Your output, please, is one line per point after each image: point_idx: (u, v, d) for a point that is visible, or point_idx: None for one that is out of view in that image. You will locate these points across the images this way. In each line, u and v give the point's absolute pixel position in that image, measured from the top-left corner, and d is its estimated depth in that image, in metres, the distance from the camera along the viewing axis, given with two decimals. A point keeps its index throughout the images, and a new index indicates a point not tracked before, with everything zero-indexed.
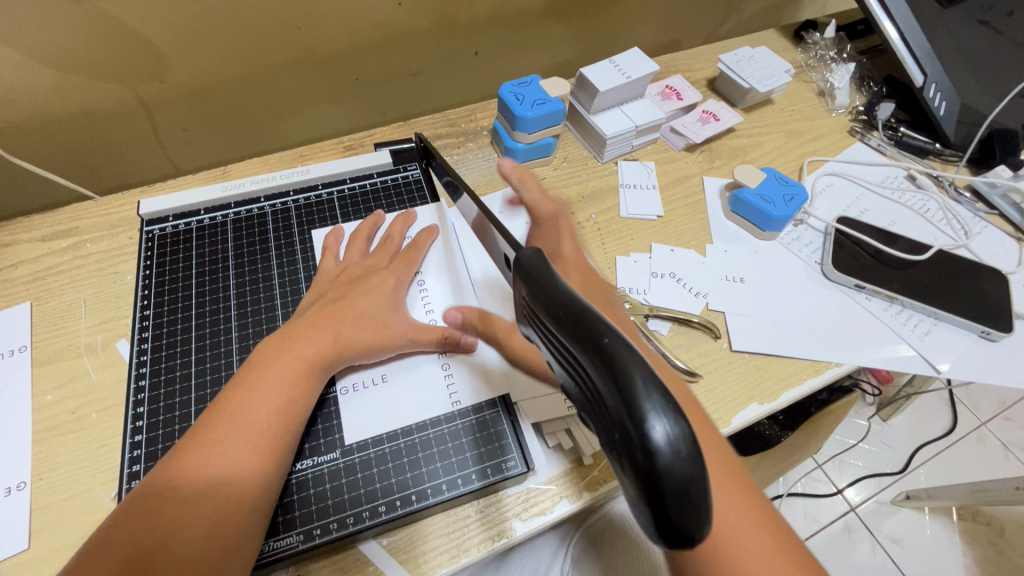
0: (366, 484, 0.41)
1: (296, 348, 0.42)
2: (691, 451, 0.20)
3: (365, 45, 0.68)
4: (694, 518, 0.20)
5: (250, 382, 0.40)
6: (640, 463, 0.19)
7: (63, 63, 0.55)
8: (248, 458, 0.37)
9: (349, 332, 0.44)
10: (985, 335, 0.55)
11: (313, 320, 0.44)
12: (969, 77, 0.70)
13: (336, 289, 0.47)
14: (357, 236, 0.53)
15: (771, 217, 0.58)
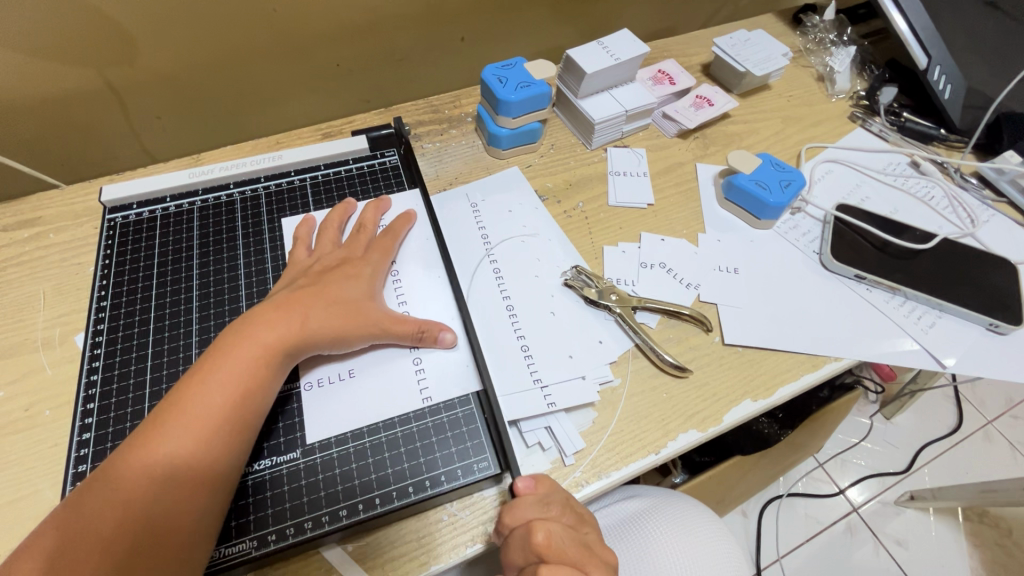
0: (327, 486, 0.39)
1: (259, 336, 0.39)
2: None
3: (345, 30, 0.66)
4: None
5: (207, 372, 0.37)
6: None
7: (24, 44, 0.53)
8: (200, 454, 0.35)
9: (316, 320, 0.41)
10: (993, 329, 0.52)
11: (278, 306, 0.41)
12: (975, 59, 0.67)
13: (304, 278, 0.44)
14: (329, 224, 0.50)
15: (766, 205, 0.56)
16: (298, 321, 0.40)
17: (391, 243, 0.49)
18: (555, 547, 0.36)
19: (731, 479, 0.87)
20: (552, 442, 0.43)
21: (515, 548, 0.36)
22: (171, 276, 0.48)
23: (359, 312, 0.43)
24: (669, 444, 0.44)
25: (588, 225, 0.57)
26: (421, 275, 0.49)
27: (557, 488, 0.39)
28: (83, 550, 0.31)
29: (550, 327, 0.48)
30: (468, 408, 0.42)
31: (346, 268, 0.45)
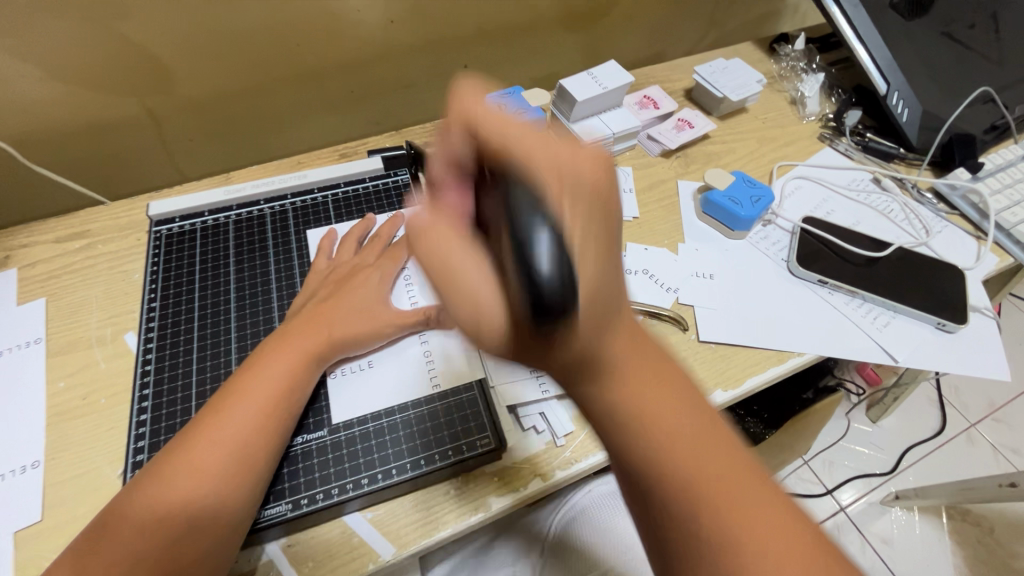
0: (351, 459, 0.45)
1: (291, 352, 0.45)
2: (567, 282, 0.26)
3: (360, 60, 0.73)
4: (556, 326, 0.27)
5: (252, 377, 0.44)
6: (535, 294, 0.26)
7: (79, 77, 0.60)
8: (254, 428, 0.41)
9: (345, 322, 0.48)
10: (942, 327, 0.58)
11: (305, 324, 0.47)
12: (930, 84, 0.74)
13: (330, 287, 0.51)
14: (349, 236, 0.57)
15: (738, 217, 0.62)
16: (324, 334, 0.47)
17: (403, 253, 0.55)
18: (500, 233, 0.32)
19: None
20: (546, 425, 0.49)
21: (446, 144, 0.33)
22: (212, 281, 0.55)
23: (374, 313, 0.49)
24: None
25: None
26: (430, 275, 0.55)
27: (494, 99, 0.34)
28: (156, 506, 0.38)
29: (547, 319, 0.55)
30: (472, 393, 0.49)
31: (363, 277, 0.52)
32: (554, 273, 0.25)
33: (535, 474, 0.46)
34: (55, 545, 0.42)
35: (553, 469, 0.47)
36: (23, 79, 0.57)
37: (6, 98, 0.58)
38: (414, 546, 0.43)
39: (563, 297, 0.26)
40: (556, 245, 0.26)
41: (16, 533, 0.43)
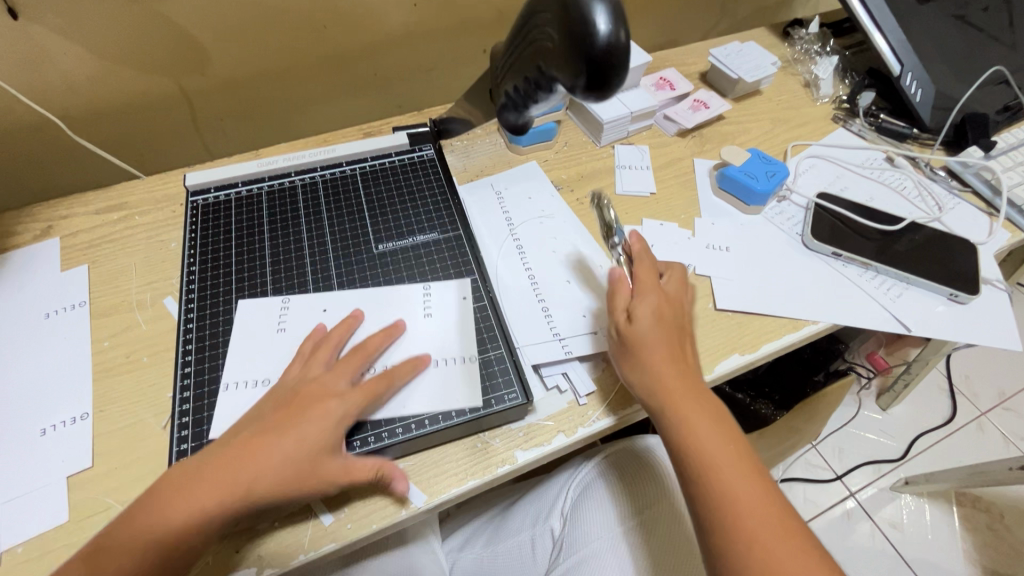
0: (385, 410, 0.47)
1: (197, 505, 0.38)
2: (618, 41, 0.32)
3: (385, 44, 0.75)
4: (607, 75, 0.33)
5: (165, 502, 0.38)
6: (592, 45, 0.32)
7: (120, 56, 0.62)
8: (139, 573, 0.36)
9: (266, 475, 0.39)
10: (954, 298, 0.59)
11: (227, 463, 0.39)
12: (943, 66, 0.75)
13: (275, 408, 0.43)
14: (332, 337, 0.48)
15: (754, 192, 0.64)
16: (240, 481, 0.39)
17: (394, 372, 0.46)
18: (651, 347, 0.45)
19: None
20: (568, 384, 0.51)
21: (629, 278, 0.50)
22: (253, 320, 0.51)
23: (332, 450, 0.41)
24: None
25: (598, 210, 0.65)
26: (437, 375, 0.48)
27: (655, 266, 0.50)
28: None
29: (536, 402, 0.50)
30: (499, 351, 0.51)
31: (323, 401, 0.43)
32: (612, 34, 0.32)
33: (559, 429, 0.48)
34: (103, 489, 0.45)
35: (577, 425, 0.49)
36: (66, 58, 0.60)
37: (51, 76, 0.60)
38: (445, 494, 0.45)
39: (619, 53, 0.32)
40: (612, 21, 0.32)
41: (68, 478, 0.45)
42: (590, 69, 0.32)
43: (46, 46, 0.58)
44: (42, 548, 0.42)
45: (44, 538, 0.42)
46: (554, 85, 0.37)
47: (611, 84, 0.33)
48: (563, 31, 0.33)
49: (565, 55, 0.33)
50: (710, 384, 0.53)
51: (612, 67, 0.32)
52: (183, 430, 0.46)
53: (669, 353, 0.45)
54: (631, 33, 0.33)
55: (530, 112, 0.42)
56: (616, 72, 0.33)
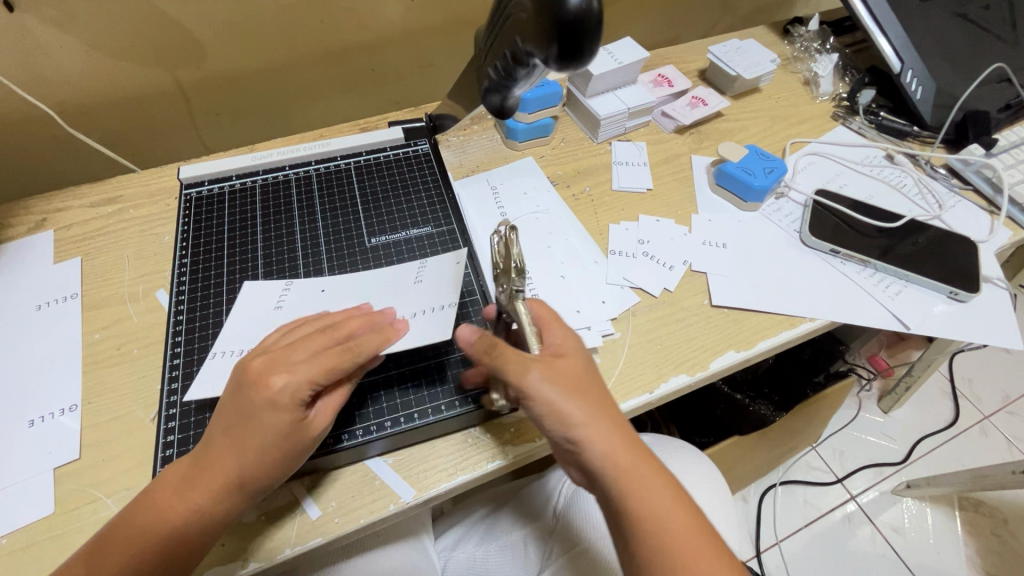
0: (372, 402, 0.46)
1: (179, 507, 0.37)
2: (589, 10, 0.32)
3: (382, 40, 0.75)
4: (579, 42, 0.32)
5: (160, 506, 0.37)
6: (561, 14, 0.31)
7: (115, 48, 0.62)
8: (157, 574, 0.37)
9: (248, 463, 0.37)
10: (954, 297, 0.59)
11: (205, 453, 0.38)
12: (944, 64, 0.74)
13: (233, 392, 0.39)
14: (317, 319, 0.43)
15: (751, 188, 0.63)
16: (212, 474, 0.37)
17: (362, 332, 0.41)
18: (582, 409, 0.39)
19: (729, 459, 0.91)
20: None
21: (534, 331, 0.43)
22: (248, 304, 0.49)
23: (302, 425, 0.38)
24: (662, 385, 0.51)
25: (594, 206, 0.65)
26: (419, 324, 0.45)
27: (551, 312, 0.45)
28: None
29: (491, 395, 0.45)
30: None
31: (264, 382, 0.38)
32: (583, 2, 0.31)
33: None
34: (89, 481, 0.44)
35: None
36: (62, 50, 0.59)
37: (47, 68, 0.60)
38: (434, 489, 0.44)
39: (591, 22, 0.32)
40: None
41: (55, 469, 0.45)
42: (561, 34, 0.32)
43: (42, 39, 0.58)
44: (27, 540, 0.42)
45: (29, 530, 0.42)
46: (531, 59, 0.36)
47: (583, 52, 0.33)
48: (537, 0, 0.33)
49: (539, 23, 0.33)
50: (705, 380, 0.52)
51: (583, 35, 0.32)
52: (171, 422, 0.46)
53: (597, 400, 0.40)
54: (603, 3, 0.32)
55: (512, 93, 0.41)
56: (587, 41, 0.32)
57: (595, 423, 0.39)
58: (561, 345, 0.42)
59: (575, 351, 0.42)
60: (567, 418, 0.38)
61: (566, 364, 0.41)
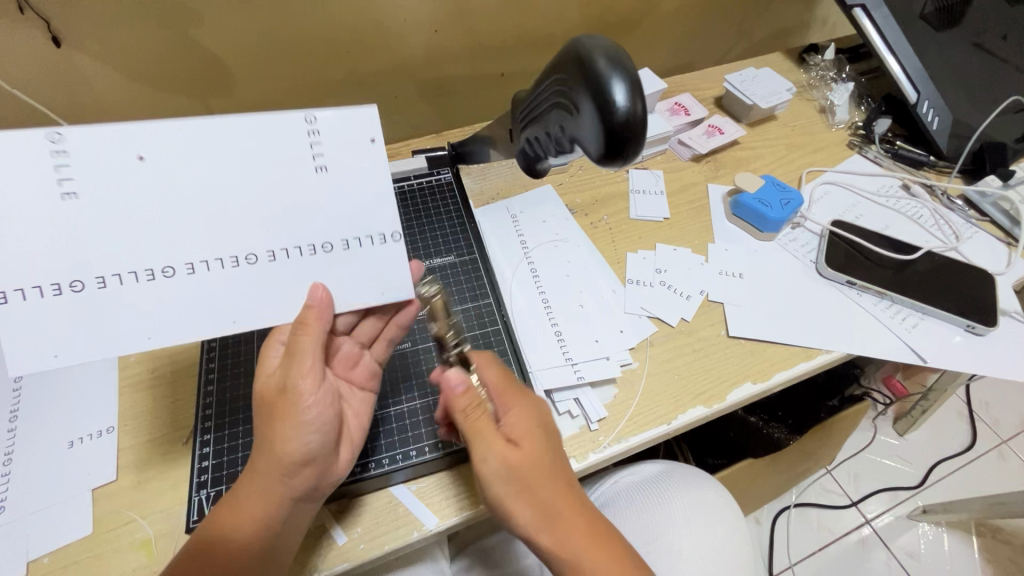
0: (388, 433, 0.49)
1: (242, 494, 0.40)
2: (638, 112, 0.33)
3: (405, 68, 0.77)
4: (629, 144, 0.34)
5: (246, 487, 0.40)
6: (610, 120, 0.33)
7: (150, 79, 0.65)
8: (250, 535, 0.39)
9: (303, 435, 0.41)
10: (971, 330, 0.59)
11: (252, 498, 0.39)
12: (961, 95, 0.75)
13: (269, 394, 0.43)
14: (306, 330, 0.41)
15: (768, 219, 0.64)
16: (279, 519, 0.40)
17: (358, 366, 0.48)
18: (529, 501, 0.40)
19: (742, 481, 0.91)
20: (580, 410, 0.52)
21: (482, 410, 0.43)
22: (29, 210, 0.36)
23: (351, 441, 0.45)
24: (680, 416, 0.52)
25: (612, 234, 0.66)
26: (375, 258, 0.43)
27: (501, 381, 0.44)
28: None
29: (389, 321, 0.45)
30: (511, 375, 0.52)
31: (264, 376, 0.43)
32: (629, 109, 0.33)
33: (571, 455, 0.49)
34: (124, 502, 0.46)
35: (587, 451, 0.49)
36: (101, 81, 0.62)
37: (86, 97, 0.63)
38: (456, 517, 0.46)
39: (635, 126, 0.34)
40: (631, 93, 0.33)
41: (93, 490, 0.47)
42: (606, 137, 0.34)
43: (83, 70, 0.61)
44: (66, 559, 0.43)
45: (69, 549, 0.44)
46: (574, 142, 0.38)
47: (627, 153, 0.35)
48: (584, 99, 0.35)
49: (587, 120, 0.35)
50: (722, 412, 0.53)
51: (629, 137, 0.34)
52: (205, 447, 0.47)
53: (545, 492, 0.40)
54: (647, 103, 0.34)
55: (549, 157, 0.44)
56: (632, 142, 0.35)
57: (541, 519, 0.40)
58: (519, 430, 0.42)
59: (527, 437, 0.41)
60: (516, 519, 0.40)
61: (520, 449, 0.41)
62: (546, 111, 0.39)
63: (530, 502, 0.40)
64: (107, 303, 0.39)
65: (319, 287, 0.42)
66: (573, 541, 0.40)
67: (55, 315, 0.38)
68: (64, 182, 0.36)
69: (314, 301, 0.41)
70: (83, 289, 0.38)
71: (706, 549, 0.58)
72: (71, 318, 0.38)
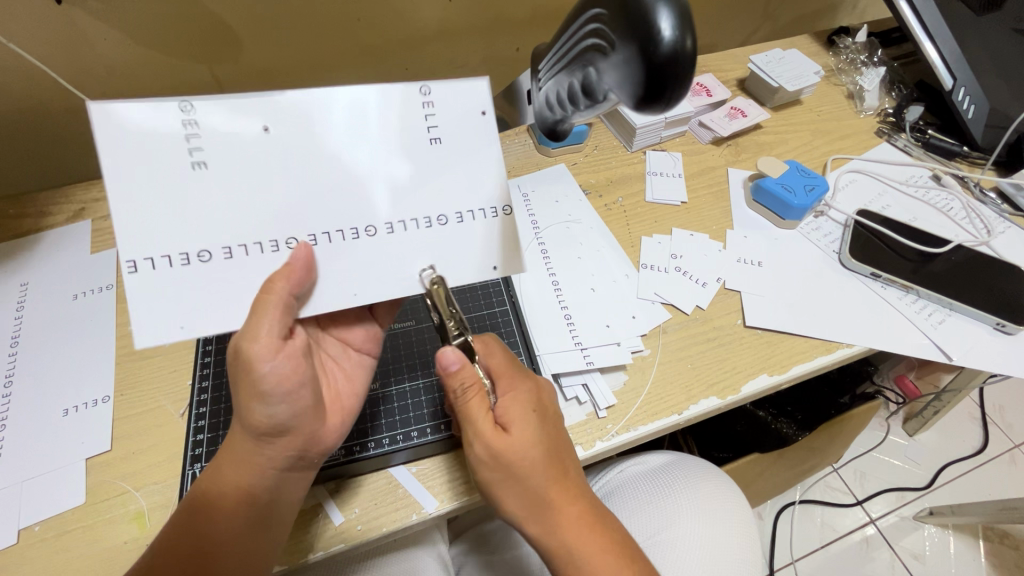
0: (386, 414, 0.47)
1: (223, 468, 0.38)
2: (687, 51, 0.26)
3: (418, 38, 0.74)
4: (673, 89, 0.27)
5: (226, 459, 0.39)
6: (652, 57, 0.26)
7: (157, 43, 0.62)
8: (234, 507, 0.38)
9: (278, 407, 0.37)
10: (1001, 328, 0.56)
11: (234, 463, 0.38)
12: (1000, 82, 0.71)
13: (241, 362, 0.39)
14: (271, 289, 0.34)
15: (791, 206, 0.61)
16: (263, 486, 0.39)
17: (354, 328, 0.46)
18: (524, 484, 0.38)
19: (749, 475, 0.89)
20: (589, 396, 0.50)
21: (477, 396, 0.38)
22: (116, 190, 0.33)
23: (338, 415, 0.43)
24: (692, 407, 0.50)
25: (626, 217, 0.64)
26: (437, 242, 0.38)
27: (502, 362, 0.41)
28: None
29: (437, 280, 0.37)
30: (518, 358, 0.50)
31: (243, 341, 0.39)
32: (676, 40, 0.26)
33: (577, 442, 0.47)
34: (117, 473, 0.45)
35: (594, 440, 0.48)
36: (105, 44, 0.60)
37: (89, 59, 0.60)
38: (457, 500, 0.45)
39: (682, 63, 0.26)
40: (678, 23, 0.26)
41: (87, 459, 0.45)
42: (644, 80, 0.27)
43: (86, 31, 0.58)
44: (58, 528, 0.42)
45: (60, 518, 0.43)
46: (607, 95, 0.31)
47: (670, 98, 0.27)
48: (620, 24, 0.27)
49: (621, 65, 0.28)
50: (736, 404, 0.51)
51: (671, 81, 0.27)
52: (200, 420, 0.47)
53: (544, 478, 0.38)
54: (697, 41, 0.27)
55: (574, 119, 0.36)
56: (675, 87, 0.27)
57: (534, 505, 0.38)
58: (517, 411, 0.39)
59: (523, 419, 0.38)
60: (512, 505, 0.38)
61: (516, 435, 0.38)
62: (571, 51, 0.32)
63: (524, 493, 0.38)
64: (233, 276, 0.35)
65: (302, 246, 0.35)
66: (572, 533, 0.38)
67: (172, 291, 0.34)
68: (195, 151, 0.33)
69: (296, 259, 0.35)
70: (211, 260, 0.35)
71: (713, 544, 0.56)
72: (206, 294, 0.35)
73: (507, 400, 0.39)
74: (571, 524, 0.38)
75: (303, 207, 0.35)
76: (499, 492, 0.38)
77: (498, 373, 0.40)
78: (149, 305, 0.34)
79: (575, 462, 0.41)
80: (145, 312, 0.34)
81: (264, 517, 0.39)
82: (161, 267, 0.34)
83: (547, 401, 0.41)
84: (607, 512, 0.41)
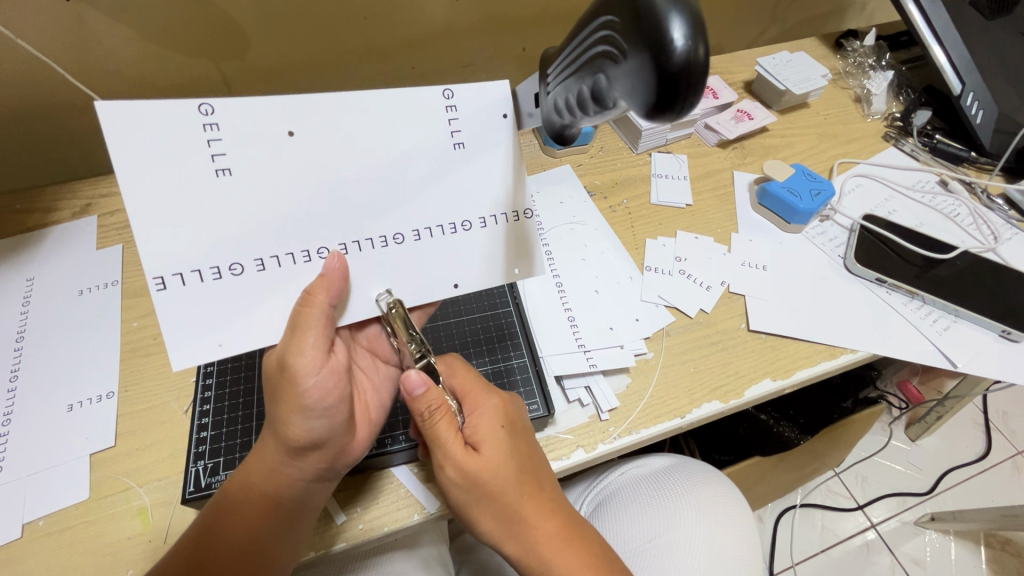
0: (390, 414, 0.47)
1: (251, 474, 0.38)
2: (699, 60, 0.26)
3: (425, 36, 0.74)
4: (685, 97, 0.27)
5: (253, 465, 0.39)
6: (665, 65, 0.26)
7: (164, 40, 0.62)
8: (258, 514, 0.38)
9: (315, 419, 0.37)
10: (1006, 336, 0.56)
11: (262, 470, 0.38)
12: (1008, 87, 0.71)
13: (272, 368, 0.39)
14: (311, 303, 0.35)
15: (796, 210, 0.61)
16: (290, 494, 0.39)
17: (382, 338, 0.46)
18: (494, 503, 0.38)
19: (750, 479, 0.89)
20: (591, 398, 0.50)
21: (444, 417, 0.38)
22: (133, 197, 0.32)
23: (368, 426, 0.42)
24: (695, 411, 0.50)
25: (631, 219, 0.64)
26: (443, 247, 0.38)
27: (470, 382, 0.41)
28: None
29: (395, 305, 0.38)
30: (520, 360, 0.50)
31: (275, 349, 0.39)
32: (689, 49, 0.26)
33: (579, 445, 0.47)
34: (121, 469, 0.45)
35: (596, 442, 0.47)
36: (112, 40, 0.60)
37: (96, 55, 0.61)
38: None
39: (695, 72, 0.26)
40: (690, 32, 0.26)
41: (92, 455, 0.46)
42: (656, 88, 0.26)
43: (94, 27, 0.58)
44: (62, 523, 0.43)
45: (65, 513, 0.43)
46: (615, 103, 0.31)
47: (682, 106, 0.27)
48: (631, 33, 0.27)
49: (632, 73, 0.27)
50: (739, 408, 0.51)
51: (683, 89, 0.26)
52: (204, 417, 0.46)
53: (513, 498, 0.38)
54: (709, 49, 0.27)
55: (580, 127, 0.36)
56: (687, 94, 0.27)
57: (505, 523, 0.38)
58: (482, 430, 0.39)
59: (490, 439, 0.38)
60: (485, 524, 0.38)
61: (485, 456, 0.38)
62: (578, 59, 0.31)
63: (496, 512, 0.38)
64: (266, 287, 0.35)
65: (336, 256, 0.36)
66: (548, 549, 0.38)
67: (201, 303, 0.34)
68: (218, 157, 0.33)
69: (330, 270, 0.36)
70: (243, 272, 0.35)
71: (712, 547, 0.56)
72: (238, 306, 0.35)
73: (473, 424, 0.39)
74: (545, 542, 0.38)
75: (306, 210, 0.35)
76: (472, 511, 0.39)
77: (466, 393, 0.41)
78: (192, 319, 0.34)
79: (553, 476, 0.41)
80: (188, 325, 0.34)
81: (287, 523, 0.39)
82: (191, 282, 0.34)
83: (517, 419, 0.41)
84: (584, 521, 0.41)
